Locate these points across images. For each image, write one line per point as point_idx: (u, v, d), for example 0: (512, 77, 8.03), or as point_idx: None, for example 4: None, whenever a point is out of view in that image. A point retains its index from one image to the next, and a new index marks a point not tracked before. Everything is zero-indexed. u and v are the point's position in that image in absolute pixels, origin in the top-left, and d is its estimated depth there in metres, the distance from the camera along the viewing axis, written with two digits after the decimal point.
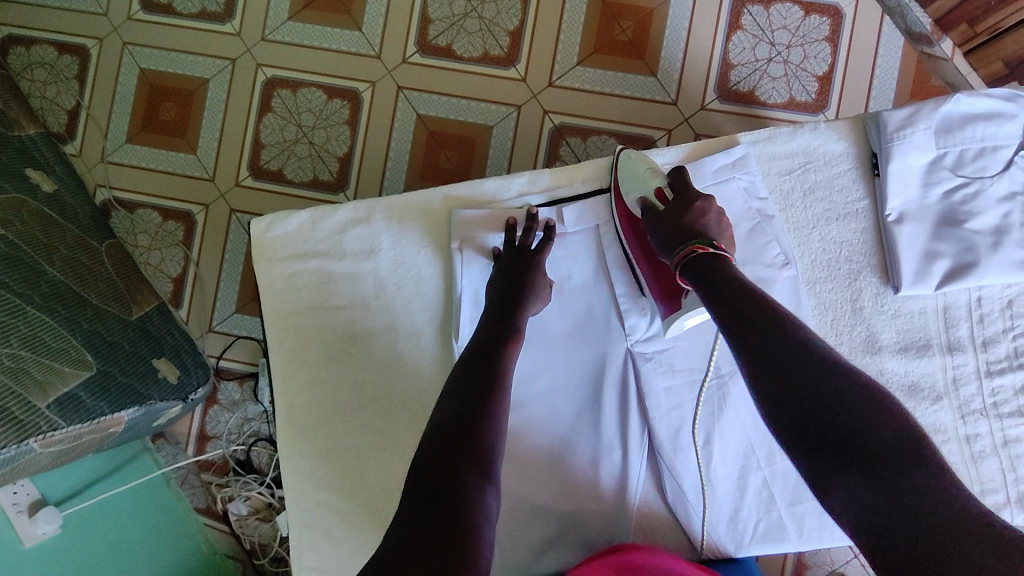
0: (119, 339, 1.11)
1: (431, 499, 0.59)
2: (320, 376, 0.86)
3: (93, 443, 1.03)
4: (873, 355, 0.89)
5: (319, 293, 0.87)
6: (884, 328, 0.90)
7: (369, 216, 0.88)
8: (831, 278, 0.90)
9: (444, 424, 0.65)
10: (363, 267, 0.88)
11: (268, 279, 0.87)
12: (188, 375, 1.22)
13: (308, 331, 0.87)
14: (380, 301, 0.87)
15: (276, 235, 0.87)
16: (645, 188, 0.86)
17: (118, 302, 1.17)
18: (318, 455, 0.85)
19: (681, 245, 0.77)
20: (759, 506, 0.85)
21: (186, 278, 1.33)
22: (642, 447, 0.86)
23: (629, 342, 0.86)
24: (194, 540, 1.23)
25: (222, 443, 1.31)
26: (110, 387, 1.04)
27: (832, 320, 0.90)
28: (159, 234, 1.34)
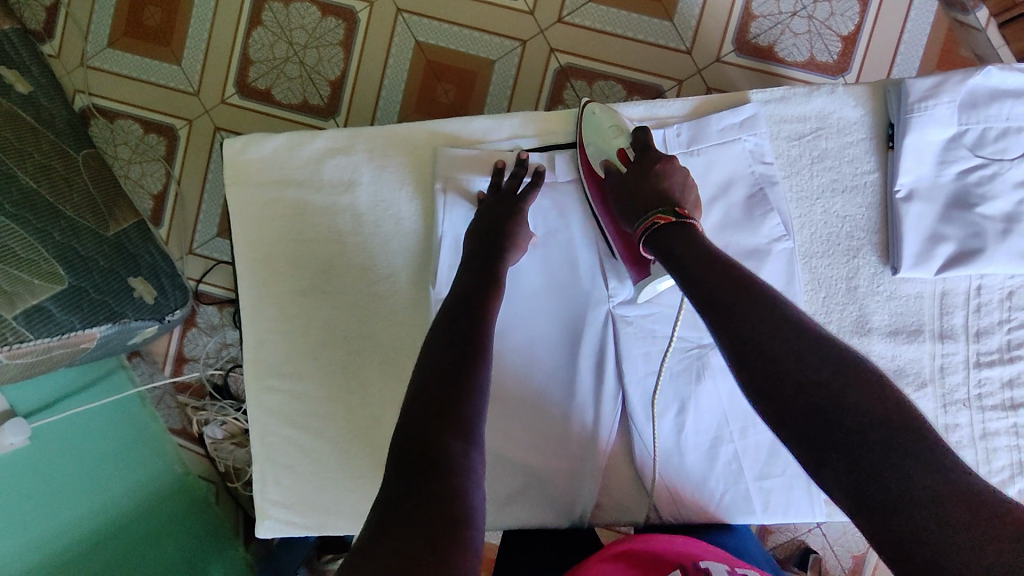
0: (93, 254, 1.08)
1: (417, 476, 0.56)
2: (293, 310, 0.84)
3: (64, 358, 1.02)
4: (862, 337, 0.87)
5: (297, 225, 0.83)
6: (877, 309, 0.87)
7: (350, 146, 0.84)
8: (830, 254, 0.87)
9: (427, 392, 0.63)
10: (341, 200, 0.84)
11: (242, 205, 0.83)
12: (165, 296, 1.20)
13: (285, 263, 0.83)
14: (358, 238, 0.84)
15: (250, 158, 0.83)
16: (607, 147, 0.83)
17: (94, 216, 1.13)
18: (287, 391, 0.84)
19: (643, 216, 0.75)
20: (727, 477, 0.85)
21: (167, 196, 1.28)
22: (615, 410, 0.85)
23: (611, 304, 0.83)
24: (166, 459, 1.23)
25: (199, 366, 1.30)
26: (83, 303, 1.02)
27: (825, 297, 0.87)
28: (139, 147, 1.28)
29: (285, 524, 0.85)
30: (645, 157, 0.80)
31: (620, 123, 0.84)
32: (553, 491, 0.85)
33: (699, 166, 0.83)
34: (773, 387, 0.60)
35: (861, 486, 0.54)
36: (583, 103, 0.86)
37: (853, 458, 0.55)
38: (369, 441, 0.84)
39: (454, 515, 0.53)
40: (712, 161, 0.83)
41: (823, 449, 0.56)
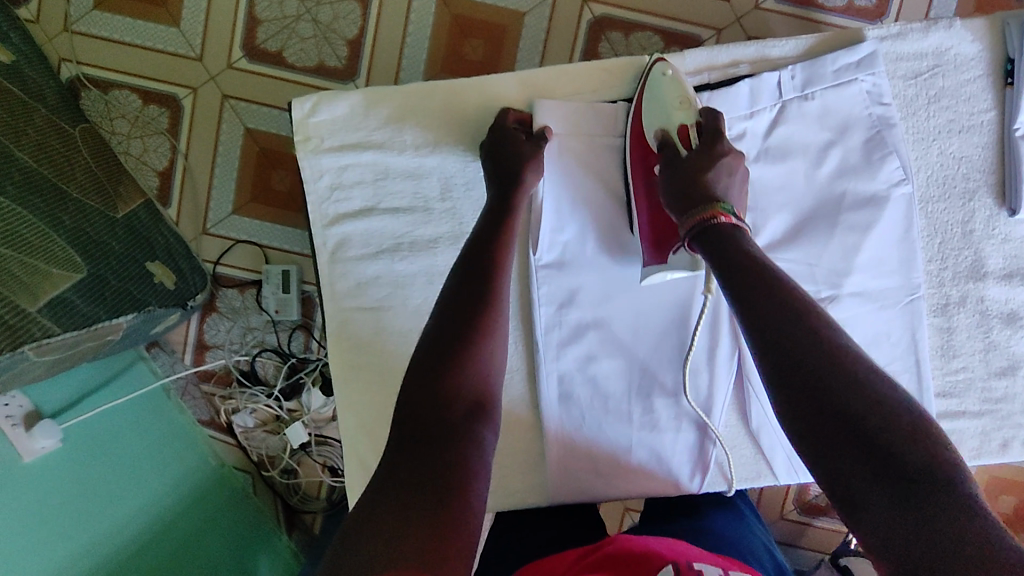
0: (108, 238, 0.99)
1: (416, 464, 0.55)
2: (366, 285, 0.78)
3: (89, 351, 0.94)
4: (976, 282, 0.82)
5: (375, 195, 0.78)
6: (992, 252, 0.82)
7: (425, 104, 0.78)
8: (945, 197, 0.82)
9: (429, 373, 0.61)
10: (427, 163, 0.78)
11: (313, 174, 0.77)
12: (185, 281, 1.12)
13: (355, 236, 0.78)
14: (446, 205, 0.79)
15: (320, 121, 0.77)
16: (668, 118, 0.73)
17: (102, 198, 1.04)
18: (371, 375, 0.78)
19: (704, 205, 0.66)
20: None
21: (175, 171, 1.19)
22: (731, 371, 0.82)
23: None
24: (199, 452, 1.16)
25: (224, 352, 1.22)
26: (105, 292, 0.94)
27: (940, 243, 0.82)
28: (139, 121, 1.18)
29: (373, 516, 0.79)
30: (710, 146, 0.70)
31: (689, 97, 0.74)
32: (664, 460, 0.82)
33: (813, 111, 0.78)
34: (818, 416, 0.53)
35: (900, 545, 0.48)
36: (657, 56, 0.78)
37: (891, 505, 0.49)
38: None
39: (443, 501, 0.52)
40: (828, 106, 0.78)
41: (861, 493, 0.51)
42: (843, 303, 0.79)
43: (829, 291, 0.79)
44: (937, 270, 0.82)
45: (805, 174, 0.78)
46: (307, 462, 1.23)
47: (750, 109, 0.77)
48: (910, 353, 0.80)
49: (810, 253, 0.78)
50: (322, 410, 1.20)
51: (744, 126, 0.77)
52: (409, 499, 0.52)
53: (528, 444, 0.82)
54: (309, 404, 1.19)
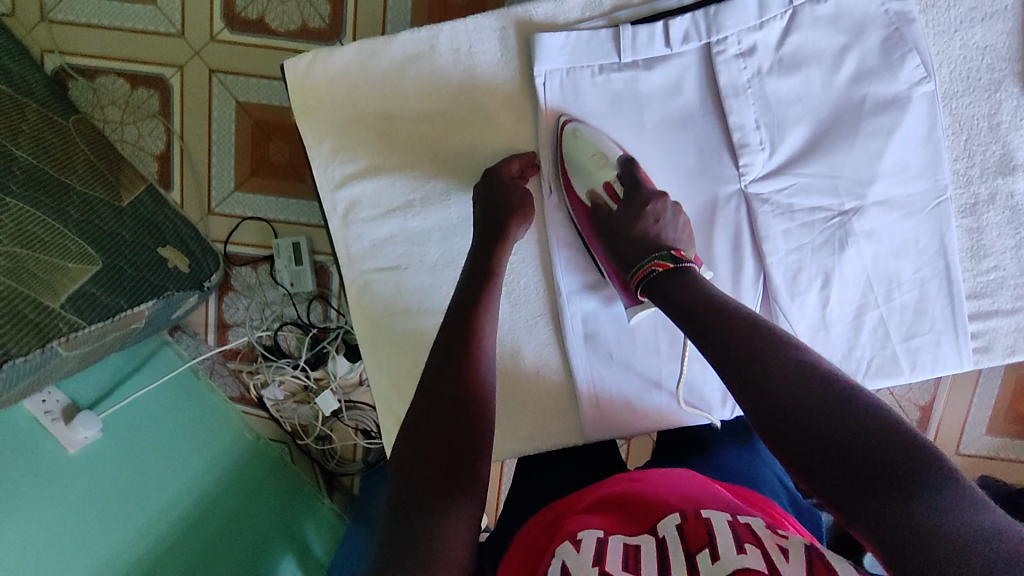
0: (117, 228, 0.99)
1: (427, 454, 0.57)
2: (380, 245, 0.77)
3: (116, 342, 0.95)
4: (1006, 177, 0.79)
5: (376, 147, 0.76)
6: (1022, 145, 0.79)
7: (428, 50, 0.76)
8: (971, 91, 0.78)
9: (440, 375, 0.62)
10: (431, 108, 0.77)
11: (312, 136, 0.76)
12: (198, 263, 1.12)
13: (365, 197, 0.77)
14: (455, 153, 0.78)
15: (319, 80, 0.75)
16: (592, 177, 0.76)
17: (104, 187, 1.03)
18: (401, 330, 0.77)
19: (639, 265, 0.70)
20: (874, 342, 0.79)
21: (172, 153, 1.17)
22: (756, 289, 0.79)
23: (742, 183, 0.77)
24: (235, 428, 1.18)
25: (245, 329, 1.22)
26: (123, 281, 0.94)
27: (967, 140, 0.79)
28: (130, 105, 1.16)
29: None
30: (635, 195, 0.74)
31: (603, 149, 0.75)
32: (699, 391, 0.81)
33: (827, 15, 0.74)
34: (804, 443, 0.52)
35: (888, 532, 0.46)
36: (561, 117, 0.77)
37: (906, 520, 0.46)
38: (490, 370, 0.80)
39: (449, 492, 0.55)
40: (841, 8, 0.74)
41: (840, 490, 0.49)
42: (869, 213, 0.76)
43: (855, 203, 0.76)
44: (964, 168, 0.79)
45: (822, 83, 0.75)
46: (338, 427, 1.26)
47: (760, 17, 0.74)
48: (939, 258, 0.78)
49: (832, 165, 0.75)
50: (348, 376, 1.21)
51: (756, 37, 0.75)
52: (422, 465, 0.56)
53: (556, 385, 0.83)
54: (335, 371, 1.20)
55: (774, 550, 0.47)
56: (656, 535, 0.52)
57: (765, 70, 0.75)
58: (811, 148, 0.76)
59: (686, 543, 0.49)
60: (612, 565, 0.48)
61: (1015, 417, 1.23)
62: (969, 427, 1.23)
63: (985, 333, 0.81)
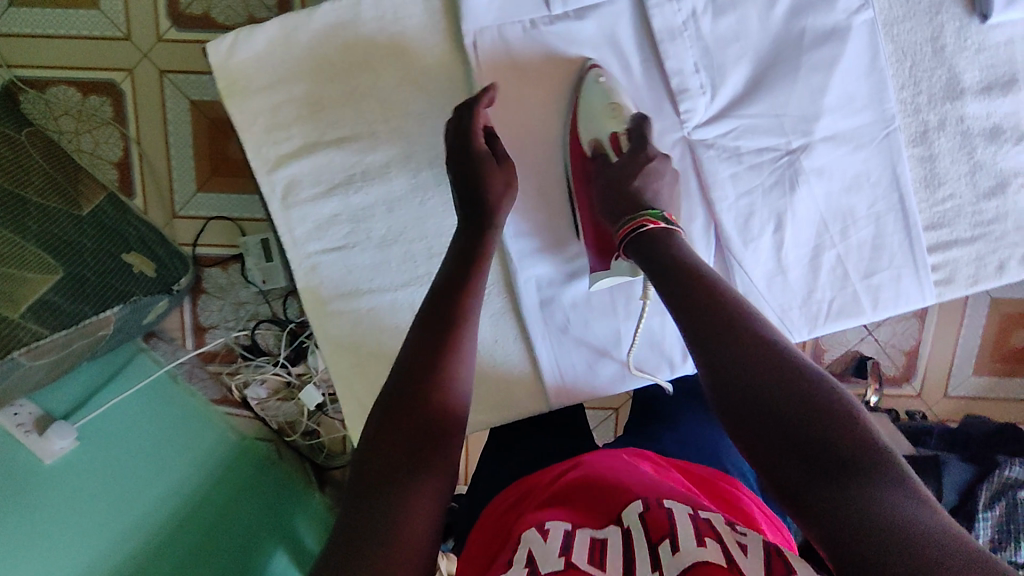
0: (77, 238, 0.98)
1: (395, 435, 0.56)
2: (326, 225, 0.77)
3: (85, 350, 0.95)
4: (954, 102, 0.77)
5: (314, 126, 0.75)
6: (967, 67, 0.76)
7: (357, 18, 0.73)
8: (914, 17, 0.75)
9: (417, 351, 0.61)
10: (363, 82, 0.75)
11: (246, 119, 0.74)
12: (166, 267, 1.10)
13: (304, 175, 0.76)
14: (392, 125, 0.76)
15: (243, 59, 0.73)
16: (602, 126, 0.74)
17: (61, 197, 1.01)
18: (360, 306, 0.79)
19: (631, 217, 0.69)
20: (833, 283, 0.80)
21: (131, 159, 1.16)
22: (710, 240, 0.80)
23: (685, 130, 0.77)
24: (218, 429, 1.17)
25: (222, 331, 1.22)
26: (87, 288, 0.93)
27: (911, 68, 0.76)
28: (83, 114, 1.14)
29: None
30: (641, 151, 0.72)
31: (618, 100, 0.73)
32: (661, 349, 0.84)
33: None
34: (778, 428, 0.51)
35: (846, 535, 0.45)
36: (588, 62, 0.76)
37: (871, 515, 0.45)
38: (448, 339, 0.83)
39: (416, 469, 0.54)
40: None
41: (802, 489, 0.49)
42: (817, 150, 0.76)
43: (802, 141, 0.76)
44: (911, 96, 0.77)
45: (756, 21, 0.74)
46: (325, 421, 1.27)
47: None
48: (892, 191, 0.77)
49: (775, 104, 0.75)
50: None
51: None
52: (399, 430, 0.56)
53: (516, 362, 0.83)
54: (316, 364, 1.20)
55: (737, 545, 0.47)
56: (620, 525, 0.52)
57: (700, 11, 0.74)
58: (754, 88, 0.75)
59: (649, 533, 0.49)
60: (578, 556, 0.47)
61: (1001, 353, 1.22)
62: (956, 368, 1.23)
63: (945, 265, 0.80)
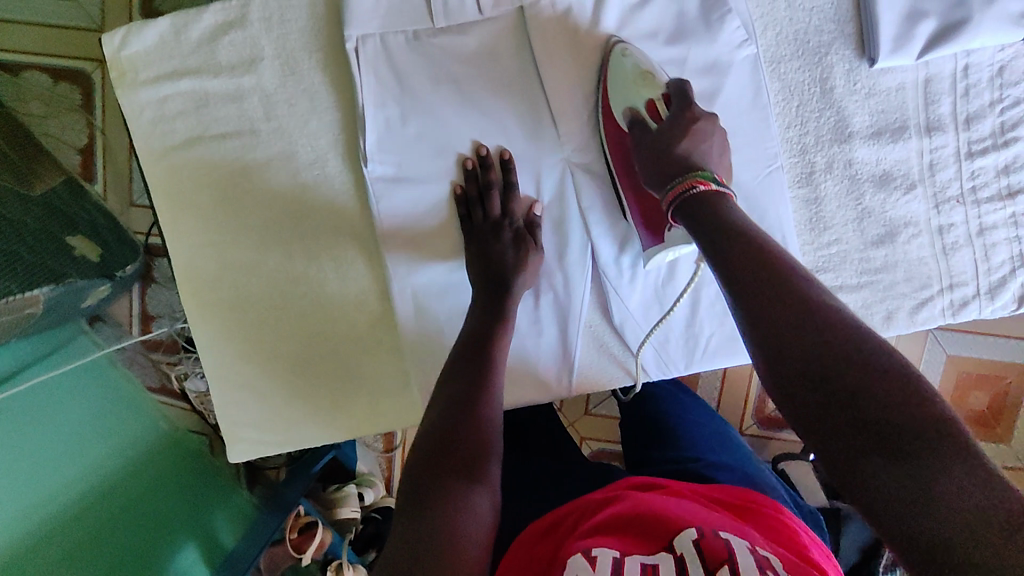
0: (21, 216, 0.98)
1: (433, 480, 0.44)
2: (203, 221, 0.62)
3: (14, 329, 0.93)
4: (840, 146, 0.59)
5: (199, 119, 0.60)
6: (859, 110, 0.58)
7: (245, 15, 0.59)
8: (800, 55, 0.58)
9: (458, 378, 0.52)
10: (245, 83, 0.60)
11: (135, 111, 0.60)
12: (111, 253, 1.12)
13: (186, 170, 0.61)
14: (274, 125, 0.61)
15: (135, 54, 0.59)
16: (631, 96, 0.55)
17: (15, 177, 1.02)
18: (229, 325, 0.64)
19: (678, 178, 0.49)
20: (714, 318, 0.65)
21: (95, 148, 1.19)
22: (586, 265, 0.63)
23: (564, 153, 0.61)
24: (150, 418, 1.18)
25: (166, 321, 1.25)
26: (19, 266, 0.92)
27: (796, 110, 0.59)
28: (53, 99, 1.17)
29: (256, 451, 0.66)
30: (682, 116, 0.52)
31: (652, 69, 0.55)
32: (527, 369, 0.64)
33: None
34: (796, 380, 0.38)
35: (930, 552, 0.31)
36: (609, 39, 0.58)
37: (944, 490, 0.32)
38: (306, 370, 0.65)
39: (445, 502, 0.42)
40: None
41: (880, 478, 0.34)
42: None
43: None
44: (795, 137, 0.59)
45: (693, 41, 0.57)
46: None
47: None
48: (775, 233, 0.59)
49: None
50: None
51: None
52: (436, 471, 0.45)
53: (397, 369, 0.66)
54: None
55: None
56: (673, 550, 0.39)
57: (635, 34, 0.58)
58: None
59: (703, 555, 0.38)
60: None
61: None
62: None
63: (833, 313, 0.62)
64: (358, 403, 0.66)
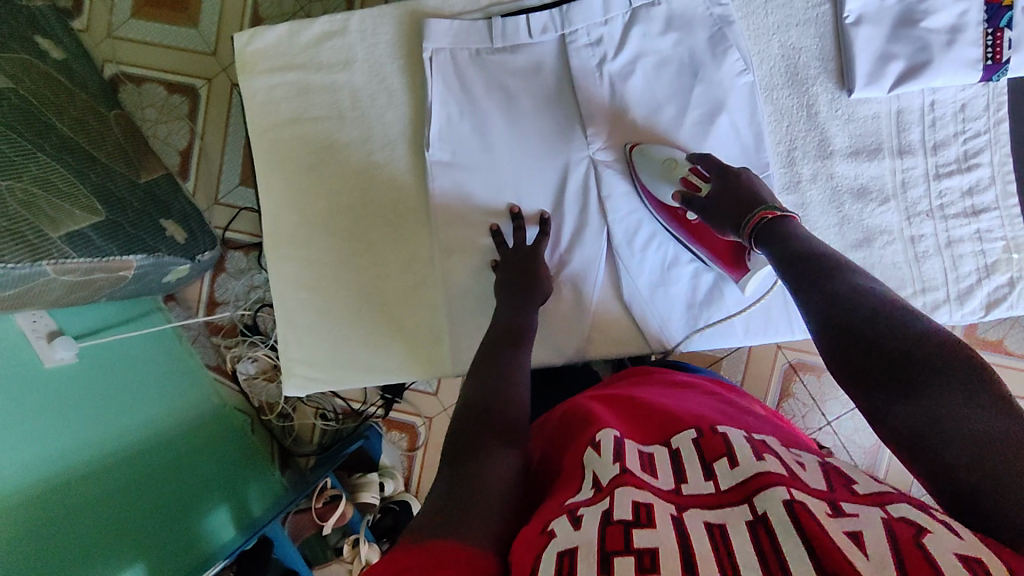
0: (128, 196, 1.15)
1: (474, 437, 0.50)
2: (291, 186, 0.76)
3: (107, 286, 1.07)
4: (823, 161, 0.70)
5: (299, 105, 0.76)
6: (840, 134, 0.70)
7: (346, 26, 0.75)
8: (790, 85, 0.70)
9: (491, 359, 0.60)
10: (339, 79, 0.76)
11: (250, 94, 0.76)
12: (195, 240, 1.27)
13: (284, 144, 0.76)
14: (357, 113, 0.76)
15: (257, 49, 0.76)
16: (669, 177, 0.68)
17: (126, 164, 1.20)
18: (300, 271, 0.77)
19: (748, 214, 0.62)
20: (710, 303, 0.75)
21: (193, 150, 1.38)
22: (601, 246, 0.74)
23: (590, 150, 0.73)
24: (205, 392, 1.31)
25: (230, 308, 1.37)
26: (119, 232, 1.06)
27: (786, 130, 0.71)
28: (165, 108, 1.37)
29: (307, 384, 0.78)
30: (724, 179, 0.66)
31: (671, 156, 0.69)
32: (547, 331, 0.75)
33: None
34: (844, 347, 0.50)
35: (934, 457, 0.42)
36: (627, 144, 0.72)
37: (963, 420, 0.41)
38: (357, 316, 0.77)
39: (475, 455, 0.48)
40: (672, 12, 0.70)
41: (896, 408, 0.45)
42: None
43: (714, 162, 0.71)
44: (786, 151, 0.71)
45: (702, 69, 0.70)
46: (301, 407, 1.38)
47: (629, 6, 0.70)
48: None
49: None
50: None
51: None
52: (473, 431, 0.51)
53: (433, 327, 0.77)
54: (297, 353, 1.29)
55: (844, 492, 0.39)
56: (669, 446, 0.46)
57: (654, 61, 0.71)
58: None
59: (702, 455, 0.43)
60: (632, 465, 0.42)
61: None
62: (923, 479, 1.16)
63: None
64: (401, 350, 0.77)
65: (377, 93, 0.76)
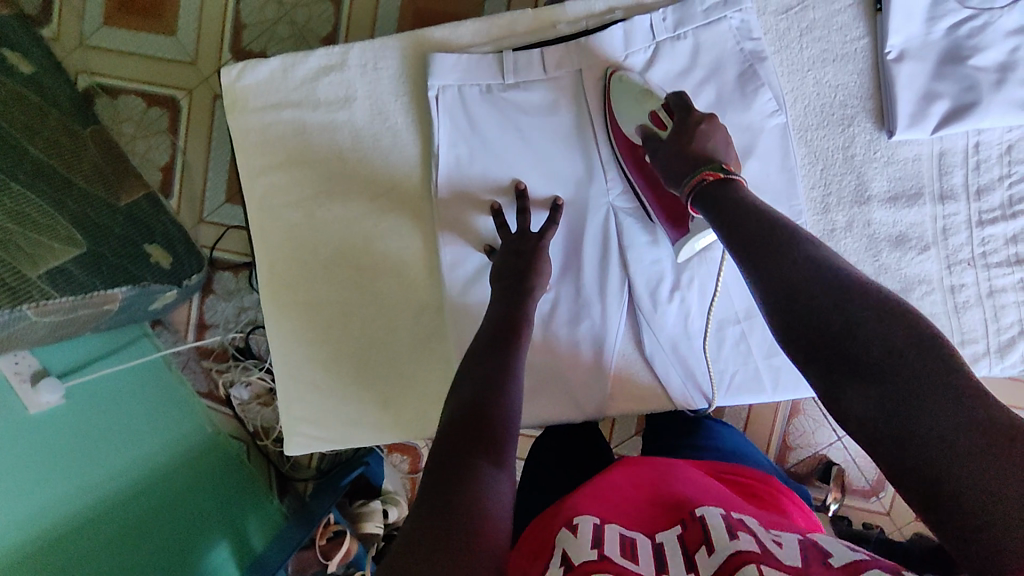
0: (109, 222, 1.04)
1: (462, 451, 0.42)
2: (288, 233, 0.71)
3: (90, 319, 0.97)
4: (859, 207, 0.66)
5: (294, 146, 0.70)
6: (878, 177, 0.66)
7: (345, 61, 0.69)
8: (825, 124, 0.66)
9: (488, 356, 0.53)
10: (338, 117, 0.70)
11: (241, 134, 0.70)
12: (182, 263, 1.17)
13: (282, 187, 0.70)
14: (359, 156, 0.70)
15: (249, 85, 0.69)
16: (638, 112, 0.62)
17: (105, 185, 1.09)
18: (300, 325, 0.72)
19: (690, 172, 0.55)
20: (735, 356, 0.71)
21: (174, 167, 1.26)
22: (622, 297, 0.70)
23: (611, 198, 0.68)
24: (197, 421, 1.25)
25: (220, 331, 1.31)
26: (102, 266, 0.97)
27: (820, 172, 0.66)
28: (144, 122, 1.26)
29: (313, 443, 0.74)
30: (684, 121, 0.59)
31: (650, 88, 0.63)
32: (564, 386, 0.71)
33: None
34: (806, 331, 0.44)
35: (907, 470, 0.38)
36: (608, 68, 0.66)
37: (949, 440, 0.36)
38: (362, 373, 0.73)
39: (465, 473, 0.41)
40: (698, 47, 0.65)
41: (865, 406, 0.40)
42: None
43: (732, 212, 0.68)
44: (820, 196, 0.67)
45: (731, 109, 0.65)
46: None
47: (653, 39, 0.65)
48: None
49: None
50: None
51: None
52: (466, 445, 0.43)
53: (442, 382, 0.73)
54: None
55: (816, 565, 0.37)
56: (652, 538, 0.43)
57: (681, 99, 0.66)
58: None
59: (683, 547, 0.41)
60: (610, 551, 0.40)
61: None
62: None
63: None
64: (410, 406, 0.73)
65: (381, 132, 0.70)
